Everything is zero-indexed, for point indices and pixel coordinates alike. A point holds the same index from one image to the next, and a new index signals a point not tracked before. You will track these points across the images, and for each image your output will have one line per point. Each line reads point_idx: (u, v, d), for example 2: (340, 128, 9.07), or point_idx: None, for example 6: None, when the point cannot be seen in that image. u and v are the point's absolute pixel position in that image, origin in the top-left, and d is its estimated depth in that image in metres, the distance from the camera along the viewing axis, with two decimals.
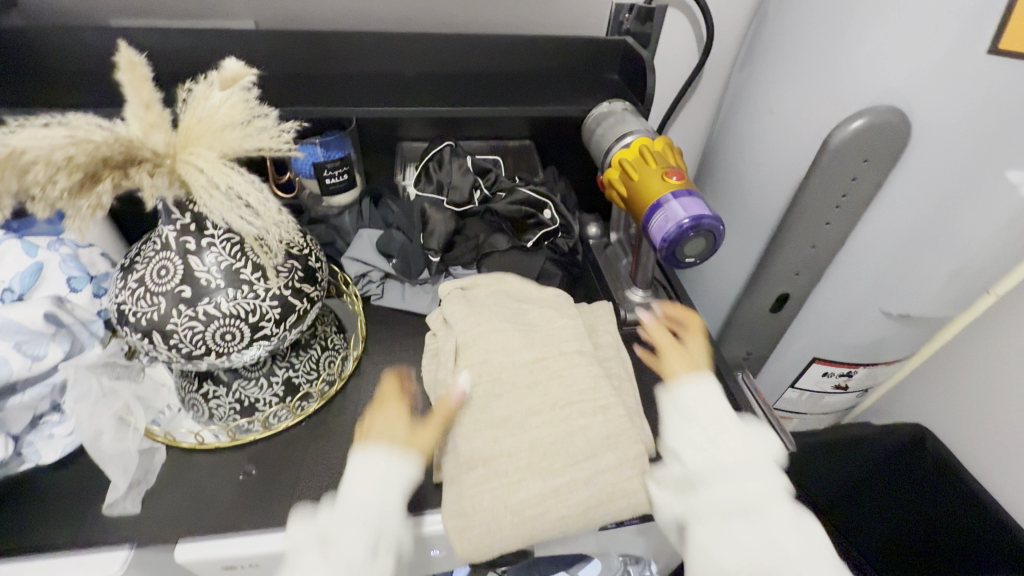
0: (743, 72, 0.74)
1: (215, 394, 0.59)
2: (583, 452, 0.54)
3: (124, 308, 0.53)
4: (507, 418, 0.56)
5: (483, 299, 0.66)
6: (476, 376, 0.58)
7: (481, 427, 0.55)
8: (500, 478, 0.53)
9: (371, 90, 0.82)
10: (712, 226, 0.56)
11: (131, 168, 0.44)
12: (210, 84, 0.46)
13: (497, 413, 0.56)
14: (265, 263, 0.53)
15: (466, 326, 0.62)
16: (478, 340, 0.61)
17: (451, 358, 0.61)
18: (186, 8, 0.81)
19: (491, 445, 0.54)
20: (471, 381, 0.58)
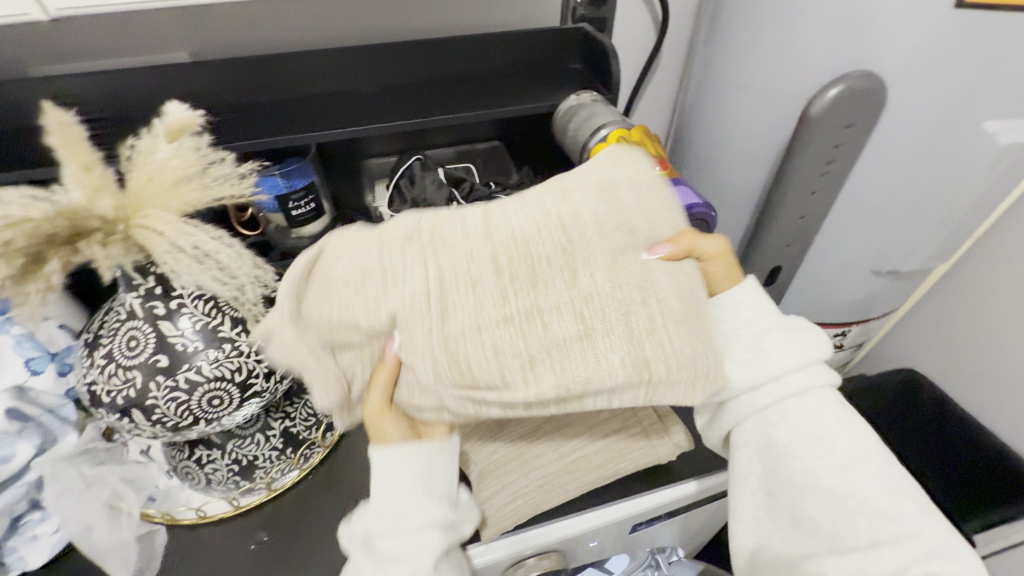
0: (708, 47, 0.73)
1: (209, 458, 0.55)
2: (615, 226, 0.42)
3: (95, 389, 0.48)
4: (580, 319, 0.40)
5: (336, 298, 0.39)
6: (510, 338, 0.39)
7: (580, 337, 0.39)
8: (654, 316, 0.40)
9: (328, 111, 0.78)
10: (704, 214, 0.55)
11: (80, 241, 0.40)
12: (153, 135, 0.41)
13: (567, 328, 0.40)
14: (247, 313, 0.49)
15: (434, 369, 0.39)
16: (452, 338, 0.39)
17: (467, 403, 0.41)
18: (112, 45, 0.75)
19: (632, 352, 0.39)
20: (519, 367, 0.39)
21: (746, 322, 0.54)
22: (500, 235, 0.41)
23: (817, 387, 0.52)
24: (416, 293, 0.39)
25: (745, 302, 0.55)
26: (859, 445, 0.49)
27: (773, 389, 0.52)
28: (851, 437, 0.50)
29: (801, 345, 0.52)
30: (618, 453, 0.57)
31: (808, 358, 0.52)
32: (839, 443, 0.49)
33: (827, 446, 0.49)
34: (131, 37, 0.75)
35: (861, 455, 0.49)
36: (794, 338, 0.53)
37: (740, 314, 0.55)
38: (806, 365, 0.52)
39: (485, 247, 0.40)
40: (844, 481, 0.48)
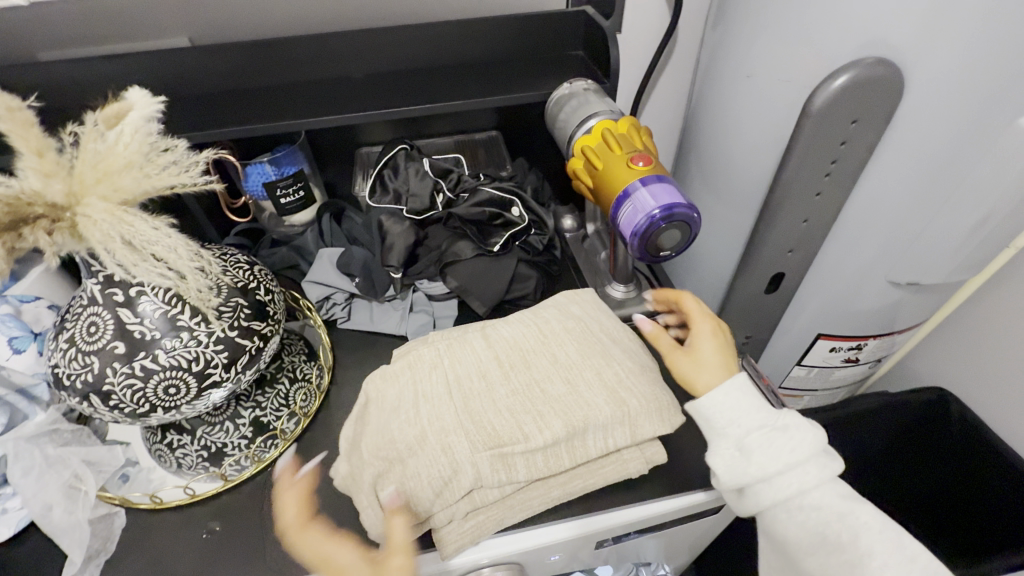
0: (716, 30, 0.67)
1: (180, 443, 0.56)
2: (568, 327, 0.60)
3: (58, 372, 0.49)
4: (566, 381, 0.55)
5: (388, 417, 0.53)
6: (521, 410, 0.53)
7: (569, 406, 0.53)
8: (623, 385, 0.55)
9: (319, 100, 0.77)
10: (686, 216, 0.50)
11: (24, 228, 0.40)
12: (101, 122, 0.41)
13: (559, 389, 0.55)
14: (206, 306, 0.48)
15: (468, 439, 0.50)
16: (481, 426, 0.51)
17: (498, 462, 0.50)
18: (111, 31, 0.76)
19: (612, 397, 0.54)
20: (534, 422, 0.52)
21: (732, 424, 0.52)
22: (494, 364, 0.56)
23: (820, 479, 0.49)
24: (443, 395, 0.53)
25: (729, 398, 0.53)
26: (868, 531, 0.47)
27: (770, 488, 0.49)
28: (859, 519, 0.48)
29: (790, 445, 0.49)
30: (585, 467, 0.54)
31: (794, 459, 0.49)
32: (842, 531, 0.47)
33: (828, 531, 0.48)
34: (130, 23, 0.75)
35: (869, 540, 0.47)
36: (778, 437, 0.50)
37: (720, 405, 0.53)
38: (797, 464, 0.49)
39: (489, 355, 0.57)
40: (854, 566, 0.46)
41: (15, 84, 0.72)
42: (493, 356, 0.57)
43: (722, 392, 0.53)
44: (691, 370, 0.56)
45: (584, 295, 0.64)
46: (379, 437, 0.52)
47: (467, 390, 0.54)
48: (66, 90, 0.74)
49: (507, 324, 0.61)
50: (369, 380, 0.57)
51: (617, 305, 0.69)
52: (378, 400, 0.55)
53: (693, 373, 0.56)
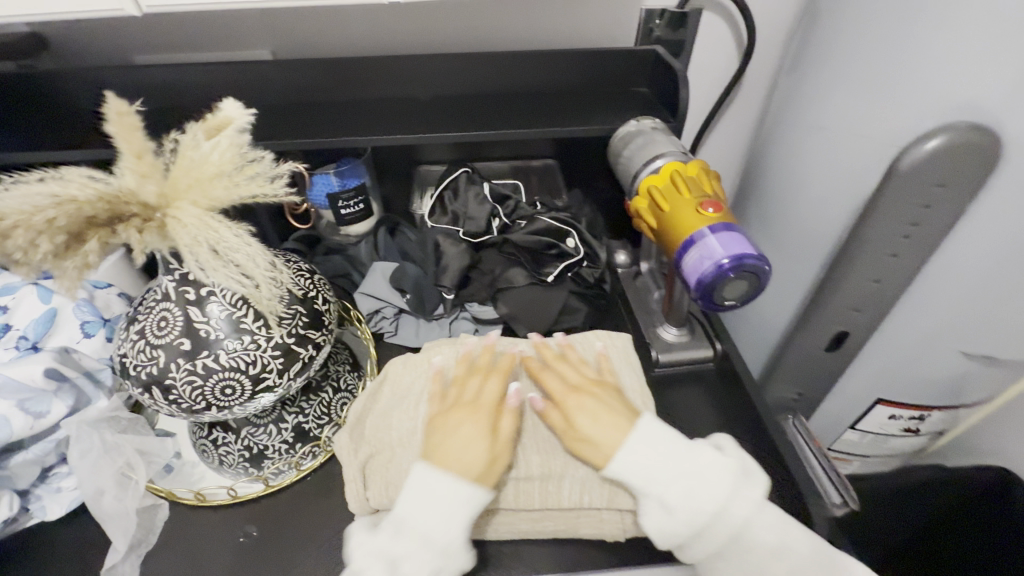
0: (792, 80, 0.66)
1: (224, 440, 0.58)
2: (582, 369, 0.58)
3: (125, 361, 0.51)
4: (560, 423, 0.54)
5: (385, 420, 0.55)
6: None
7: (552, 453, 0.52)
8: None
9: (386, 117, 0.80)
10: (756, 267, 0.48)
11: (118, 225, 0.42)
12: (199, 131, 0.43)
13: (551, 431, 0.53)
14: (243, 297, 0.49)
15: None
16: None
17: None
18: (203, 40, 0.81)
19: None
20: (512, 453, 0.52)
21: (648, 480, 0.47)
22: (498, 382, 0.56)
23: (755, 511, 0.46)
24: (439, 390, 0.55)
25: (639, 453, 0.47)
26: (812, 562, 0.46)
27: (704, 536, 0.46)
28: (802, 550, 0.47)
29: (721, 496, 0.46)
30: (561, 512, 0.52)
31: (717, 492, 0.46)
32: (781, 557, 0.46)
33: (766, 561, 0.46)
34: (220, 33, 0.80)
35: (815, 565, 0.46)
36: (698, 484, 0.46)
37: (637, 456, 0.47)
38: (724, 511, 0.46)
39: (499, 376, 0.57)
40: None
41: (115, 83, 0.77)
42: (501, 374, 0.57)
43: (629, 449, 0.48)
44: (594, 428, 0.49)
45: (617, 339, 0.61)
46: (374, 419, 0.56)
47: None
48: (158, 92, 0.79)
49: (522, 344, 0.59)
50: (391, 361, 0.61)
51: (666, 348, 0.67)
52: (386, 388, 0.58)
53: (594, 442, 0.49)
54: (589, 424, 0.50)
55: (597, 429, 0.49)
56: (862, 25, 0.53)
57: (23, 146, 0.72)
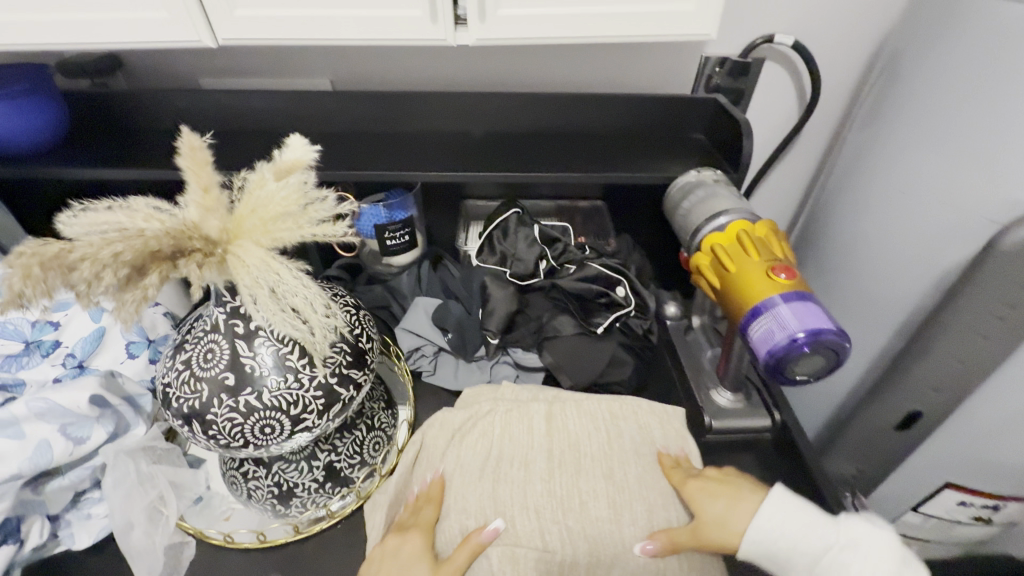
0: (867, 141, 0.63)
1: (255, 474, 0.56)
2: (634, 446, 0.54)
3: (168, 391, 0.50)
4: (611, 504, 0.49)
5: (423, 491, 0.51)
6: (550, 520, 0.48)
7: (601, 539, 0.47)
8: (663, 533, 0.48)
9: (438, 150, 0.79)
10: (835, 343, 0.45)
11: (181, 259, 0.41)
12: (268, 171, 0.43)
13: (601, 511, 0.49)
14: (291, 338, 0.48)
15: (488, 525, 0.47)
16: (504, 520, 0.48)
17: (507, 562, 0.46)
18: (268, 68, 0.82)
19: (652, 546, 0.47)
20: (559, 534, 0.47)
21: (792, 550, 0.43)
22: (546, 454, 0.52)
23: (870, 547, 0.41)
24: (478, 466, 0.52)
25: (776, 523, 0.44)
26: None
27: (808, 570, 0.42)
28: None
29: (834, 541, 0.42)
30: None
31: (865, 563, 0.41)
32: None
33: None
34: (285, 62, 0.82)
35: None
36: (807, 523, 0.43)
37: (761, 524, 0.44)
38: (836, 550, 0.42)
39: (543, 444, 0.53)
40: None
41: (181, 106, 0.79)
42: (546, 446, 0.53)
43: (763, 516, 0.44)
44: (714, 509, 0.47)
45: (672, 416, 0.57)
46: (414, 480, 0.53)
47: (510, 476, 0.51)
48: (220, 115, 0.80)
49: (570, 409, 0.56)
50: (428, 420, 0.58)
51: (720, 413, 0.63)
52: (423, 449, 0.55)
53: (717, 525, 0.46)
54: (710, 502, 0.47)
55: (716, 507, 0.47)
56: (960, 94, 0.50)
57: (86, 160, 0.73)
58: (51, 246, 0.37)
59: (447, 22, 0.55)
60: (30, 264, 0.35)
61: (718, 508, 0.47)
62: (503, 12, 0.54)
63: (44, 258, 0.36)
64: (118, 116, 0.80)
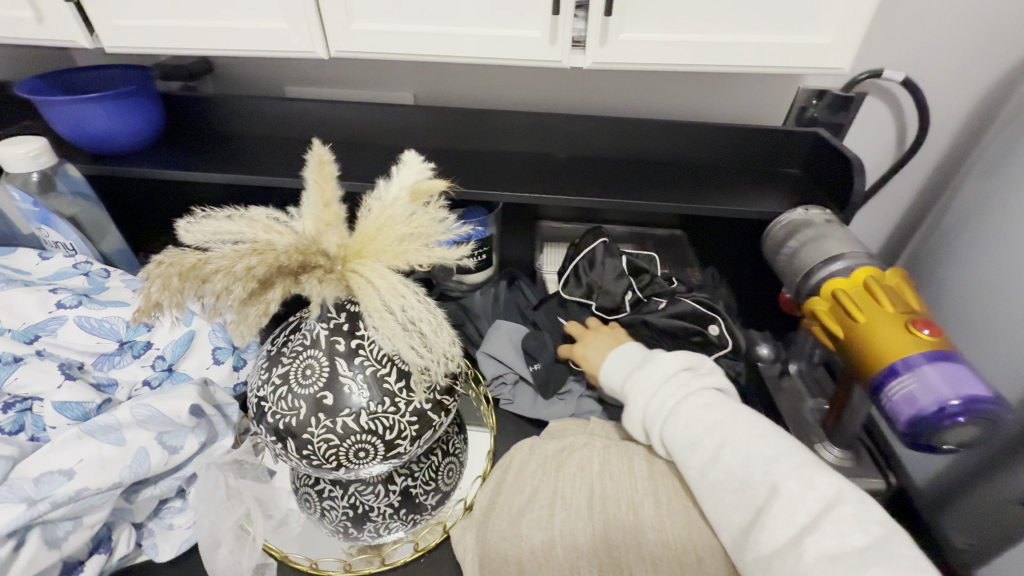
0: (993, 189, 0.59)
1: (331, 493, 0.54)
2: None
3: (263, 404, 0.49)
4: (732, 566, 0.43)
5: (515, 530, 0.48)
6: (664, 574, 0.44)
7: None
8: None
9: (521, 170, 0.77)
10: (992, 412, 0.42)
11: (303, 274, 0.40)
12: (404, 192, 0.41)
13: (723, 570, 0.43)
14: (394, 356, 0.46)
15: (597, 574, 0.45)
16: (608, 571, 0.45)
17: None
18: (354, 79, 0.82)
19: None
20: None
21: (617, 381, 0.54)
22: (654, 500, 0.48)
23: (690, 389, 0.48)
24: (580, 505, 0.48)
25: (618, 364, 0.55)
26: (759, 456, 0.42)
27: (647, 420, 0.49)
28: (754, 444, 0.43)
29: (652, 364, 0.51)
30: None
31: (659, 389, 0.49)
32: (727, 449, 0.43)
33: (711, 449, 0.44)
34: (372, 74, 0.82)
35: (767, 461, 0.42)
36: (642, 372, 0.51)
37: (620, 370, 0.54)
38: (660, 387, 0.49)
39: (649, 488, 0.49)
40: (756, 501, 0.40)
41: (269, 112, 0.80)
42: (651, 489, 0.48)
43: (614, 364, 0.55)
44: (593, 351, 0.59)
45: None
46: (505, 510, 0.51)
47: (613, 519, 0.47)
48: (306, 123, 0.81)
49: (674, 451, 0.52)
50: (514, 446, 0.57)
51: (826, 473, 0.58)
52: (512, 482, 0.53)
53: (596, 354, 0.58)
54: (589, 351, 0.59)
55: (591, 354, 0.59)
56: None
57: (175, 161, 0.74)
58: (188, 256, 0.36)
59: (564, 44, 0.53)
60: (170, 274, 0.35)
61: (595, 352, 0.59)
62: (624, 36, 0.52)
63: (183, 268, 0.35)
64: (208, 121, 0.81)
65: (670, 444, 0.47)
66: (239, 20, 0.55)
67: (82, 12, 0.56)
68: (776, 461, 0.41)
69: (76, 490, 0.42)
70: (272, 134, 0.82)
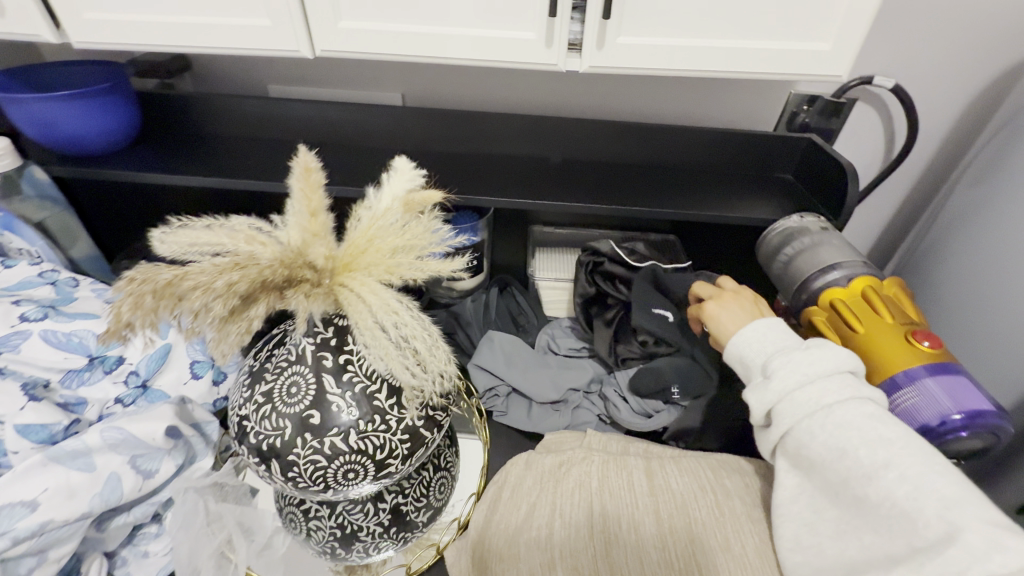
0: (982, 195, 0.59)
1: (318, 513, 0.52)
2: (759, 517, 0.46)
3: (245, 424, 0.46)
4: None
5: (512, 550, 0.46)
6: None
7: None
8: None
9: (514, 175, 0.76)
10: (995, 425, 0.42)
11: (289, 289, 0.37)
12: (397, 202, 0.39)
13: None
14: (385, 373, 0.43)
15: None
16: None
17: None
18: (341, 79, 0.80)
19: None
20: None
21: (756, 355, 0.45)
22: (654, 518, 0.47)
23: (859, 394, 0.39)
24: (580, 523, 0.47)
25: (758, 333, 0.46)
26: (935, 496, 0.33)
27: (788, 409, 0.40)
28: (930, 479, 0.33)
29: (819, 349, 0.41)
30: None
31: (815, 380, 0.40)
32: (889, 474, 0.35)
33: (865, 465, 0.36)
34: (361, 74, 0.79)
35: (946, 503, 0.32)
36: (799, 353, 0.42)
37: (758, 343, 0.45)
38: (819, 377, 0.40)
39: (649, 504, 0.48)
40: (914, 542, 0.32)
41: (252, 112, 0.76)
42: (648, 506, 0.48)
43: (754, 333, 0.46)
44: (726, 318, 0.50)
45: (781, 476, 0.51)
46: (501, 527, 0.49)
47: (613, 539, 0.46)
48: (290, 124, 0.78)
49: (669, 466, 0.52)
50: (509, 461, 0.56)
51: None
52: (506, 497, 0.52)
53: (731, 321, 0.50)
54: (721, 313, 0.51)
55: (725, 319, 0.50)
56: None
57: (149, 162, 0.70)
58: (162, 272, 0.34)
59: (561, 46, 0.52)
60: (143, 292, 0.32)
61: (730, 316, 0.50)
62: (622, 40, 0.51)
63: (157, 286, 0.33)
64: (186, 121, 0.77)
65: (809, 443, 0.39)
66: (219, 16, 0.52)
67: (48, 6, 0.52)
68: (959, 506, 0.32)
69: (39, 524, 0.40)
70: (255, 135, 0.79)
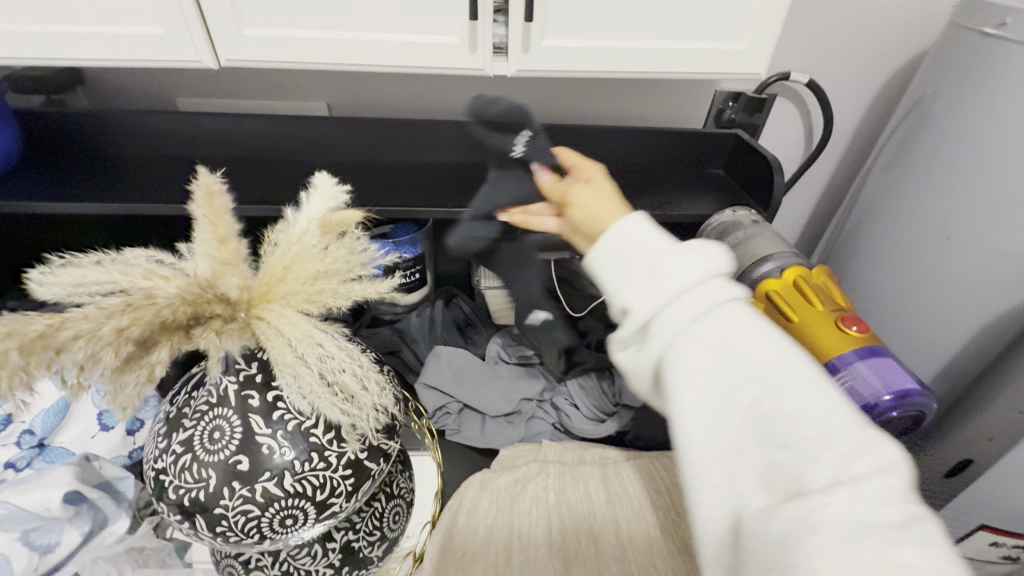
0: (884, 183, 0.63)
1: (258, 563, 0.47)
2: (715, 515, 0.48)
3: (161, 478, 0.42)
4: None
5: None
6: None
7: None
8: None
9: (450, 182, 0.73)
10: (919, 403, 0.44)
11: (197, 328, 0.33)
12: (314, 224, 0.36)
13: None
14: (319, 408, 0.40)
15: None
16: None
17: None
18: (262, 90, 0.75)
19: None
20: None
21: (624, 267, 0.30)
22: (611, 529, 0.47)
23: None
24: (540, 543, 0.46)
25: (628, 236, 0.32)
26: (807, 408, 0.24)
27: (675, 308, 0.28)
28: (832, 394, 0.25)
29: (690, 249, 0.29)
30: None
31: (682, 284, 0.28)
32: (774, 373, 0.26)
33: (751, 364, 0.26)
34: (282, 84, 0.74)
35: (830, 408, 0.24)
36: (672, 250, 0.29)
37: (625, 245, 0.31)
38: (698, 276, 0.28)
39: (607, 514, 0.48)
40: None
41: (157, 129, 0.70)
42: (605, 517, 0.48)
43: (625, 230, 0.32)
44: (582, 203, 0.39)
45: None
46: (453, 556, 0.46)
47: (572, 557, 0.45)
48: (204, 140, 0.72)
49: (624, 473, 0.52)
50: (465, 480, 0.53)
51: None
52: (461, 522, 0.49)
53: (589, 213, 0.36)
54: (585, 206, 0.37)
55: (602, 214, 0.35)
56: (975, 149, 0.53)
57: (34, 189, 0.63)
58: (30, 323, 0.28)
59: (485, 51, 0.50)
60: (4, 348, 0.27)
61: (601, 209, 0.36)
62: (546, 43, 0.50)
63: (24, 341, 0.27)
64: (80, 141, 0.70)
65: (689, 350, 0.27)
66: (102, 25, 0.47)
67: None
68: None
69: None
70: (162, 152, 0.72)
